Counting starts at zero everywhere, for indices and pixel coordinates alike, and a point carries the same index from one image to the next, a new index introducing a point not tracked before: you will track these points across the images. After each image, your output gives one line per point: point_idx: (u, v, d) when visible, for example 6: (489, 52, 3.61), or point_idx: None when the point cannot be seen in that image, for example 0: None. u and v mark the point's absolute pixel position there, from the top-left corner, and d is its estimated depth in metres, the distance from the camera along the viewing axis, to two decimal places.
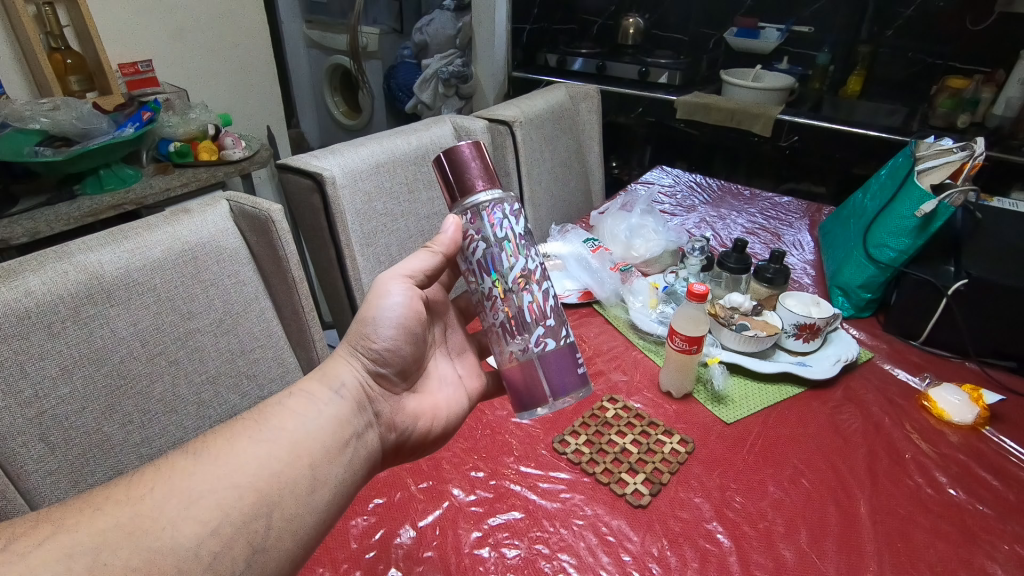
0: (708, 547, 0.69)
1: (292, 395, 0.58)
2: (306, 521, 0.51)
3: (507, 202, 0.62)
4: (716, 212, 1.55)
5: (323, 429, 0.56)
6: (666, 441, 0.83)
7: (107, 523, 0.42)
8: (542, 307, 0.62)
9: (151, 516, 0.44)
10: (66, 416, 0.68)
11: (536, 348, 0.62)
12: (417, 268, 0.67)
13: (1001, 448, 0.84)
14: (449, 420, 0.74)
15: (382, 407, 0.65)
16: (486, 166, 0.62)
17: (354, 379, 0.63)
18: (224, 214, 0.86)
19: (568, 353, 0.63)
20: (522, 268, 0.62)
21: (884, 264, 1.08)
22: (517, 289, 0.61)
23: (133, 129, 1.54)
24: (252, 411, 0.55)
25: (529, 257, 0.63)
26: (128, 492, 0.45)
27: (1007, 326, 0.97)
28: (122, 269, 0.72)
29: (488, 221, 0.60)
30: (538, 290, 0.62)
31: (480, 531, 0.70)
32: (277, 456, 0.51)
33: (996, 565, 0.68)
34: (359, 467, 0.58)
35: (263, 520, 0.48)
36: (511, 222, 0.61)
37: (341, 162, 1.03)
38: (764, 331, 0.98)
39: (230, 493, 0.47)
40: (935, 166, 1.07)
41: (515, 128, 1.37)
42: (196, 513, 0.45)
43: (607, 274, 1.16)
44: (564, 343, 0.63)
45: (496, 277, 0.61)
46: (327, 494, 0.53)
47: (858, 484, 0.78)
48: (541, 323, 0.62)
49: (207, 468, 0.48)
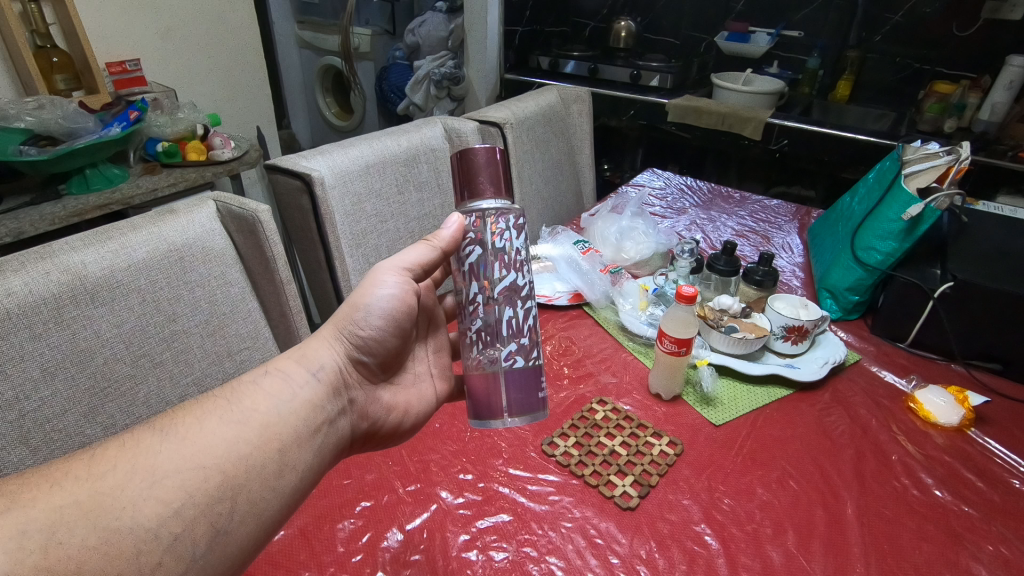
0: (696, 549, 0.69)
1: (268, 374, 0.57)
2: (270, 506, 0.50)
3: (513, 215, 0.62)
4: (706, 214, 1.56)
5: (295, 413, 0.56)
6: (654, 443, 0.83)
7: (64, 499, 0.41)
8: (520, 324, 0.62)
9: (114, 496, 0.43)
10: (48, 420, 0.67)
11: (505, 363, 0.61)
12: (415, 262, 0.67)
13: (986, 450, 0.85)
14: (420, 414, 0.74)
15: (357, 394, 0.65)
16: (501, 177, 0.63)
17: (333, 362, 0.62)
18: (211, 214, 0.85)
19: (534, 374, 0.63)
20: (511, 283, 0.62)
21: (872, 267, 1.09)
22: (500, 301, 0.61)
23: (120, 128, 1.52)
24: (223, 389, 0.54)
25: (522, 273, 0.62)
26: (89, 468, 0.44)
27: (992, 329, 0.98)
28: (106, 269, 0.71)
29: (491, 228, 0.61)
30: (522, 309, 0.62)
31: (468, 534, 0.70)
32: (247, 439, 0.51)
33: (981, 565, 0.69)
34: (327, 453, 0.58)
35: (227, 503, 0.47)
36: (512, 235, 0.61)
37: (330, 162, 1.02)
38: (752, 334, 0.98)
39: (196, 473, 0.47)
40: (922, 170, 1.09)
41: (505, 130, 1.38)
42: (159, 493, 0.44)
43: (597, 276, 1.16)
44: (531, 364, 0.63)
45: (484, 283, 0.61)
46: (294, 480, 0.53)
47: (845, 485, 0.78)
48: (516, 339, 0.62)
49: (174, 447, 0.47)
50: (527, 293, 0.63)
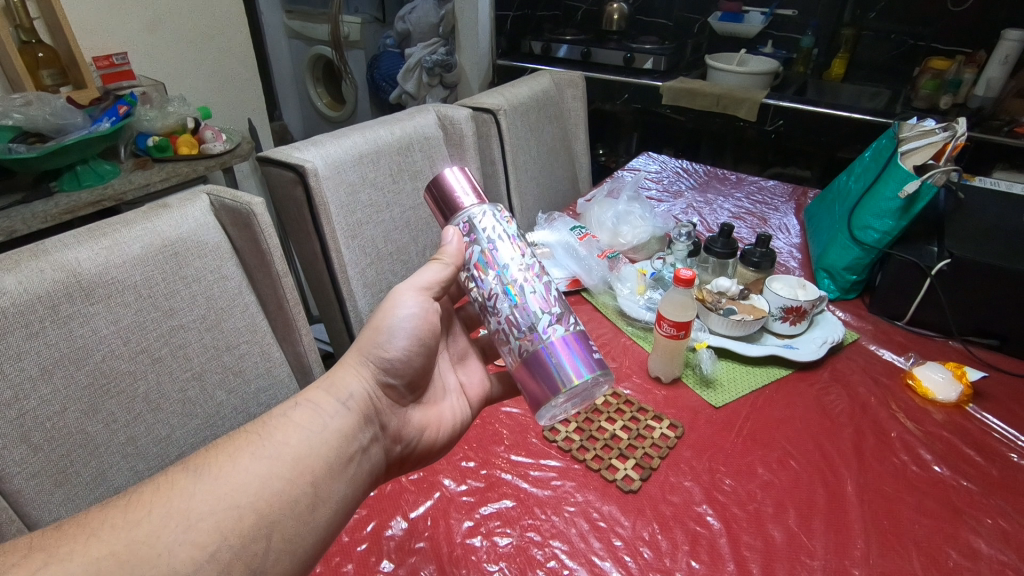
0: (699, 530, 0.70)
1: (298, 406, 0.59)
2: (306, 543, 0.51)
3: (494, 210, 0.65)
4: (702, 197, 1.55)
5: (326, 444, 0.57)
6: (655, 426, 0.84)
7: (101, 550, 0.43)
8: (545, 297, 0.62)
9: (149, 543, 0.44)
10: (47, 417, 0.67)
11: (544, 336, 0.60)
12: (431, 280, 0.67)
13: (984, 425, 0.86)
14: (455, 429, 0.74)
15: (389, 420, 0.65)
16: (468, 185, 0.66)
17: (361, 389, 0.63)
18: (205, 208, 0.84)
19: (578, 339, 0.61)
20: (520, 264, 0.63)
21: (869, 245, 1.08)
22: (519, 282, 0.62)
23: (109, 123, 1.50)
24: (256, 424, 0.56)
25: (525, 254, 0.64)
26: (125, 515, 0.45)
27: (992, 303, 0.97)
28: (100, 266, 0.71)
29: (481, 226, 0.64)
30: (539, 284, 0.63)
31: (472, 521, 0.70)
32: (280, 474, 0.52)
33: (981, 539, 0.69)
34: (361, 482, 0.59)
35: (263, 542, 0.49)
36: (502, 225, 0.65)
37: (322, 153, 1.02)
38: (751, 315, 0.98)
39: (230, 513, 0.48)
40: (919, 147, 1.08)
41: (499, 117, 1.36)
42: (194, 537, 0.46)
43: (594, 261, 1.15)
44: (572, 331, 0.62)
45: (495, 274, 0.62)
46: (327, 512, 0.54)
47: (845, 463, 0.79)
48: (546, 312, 0.61)
49: (208, 486, 0.49)
50: (536, 272, 0.64)
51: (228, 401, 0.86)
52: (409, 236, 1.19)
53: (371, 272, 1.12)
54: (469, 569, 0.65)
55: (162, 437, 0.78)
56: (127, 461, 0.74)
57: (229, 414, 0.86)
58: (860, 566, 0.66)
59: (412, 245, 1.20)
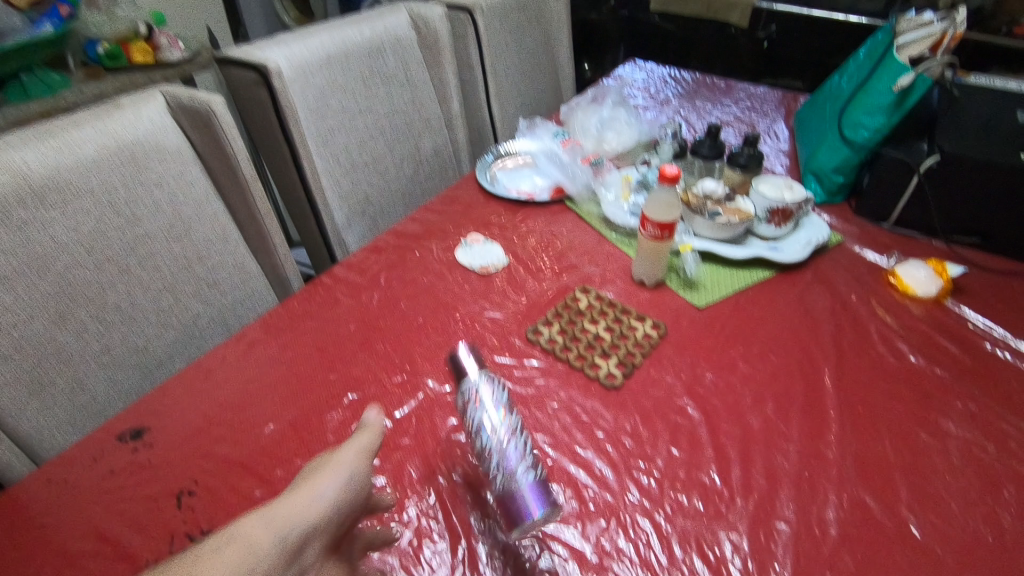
0: (679, 420, 0.71)
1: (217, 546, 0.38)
2: None
3: (496, 390, 0.66)
4: (690, 104, 1.50)
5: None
6: (638, 327, 0.84)
7: None
8: (523, 454, 0.61)
9: None
10: (13, 326, 0.65)
11: (516, 475, 0.59)
12: (365, 456, 0.49)
13: (961, 318, 0.86)
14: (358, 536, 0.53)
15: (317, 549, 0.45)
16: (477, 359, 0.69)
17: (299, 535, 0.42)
18: (161, 107, 0.79)
19: (546, 493, 0.60)
20: (507, 429, 0.63)
21: (859, 144, 1.06)
22: (502, 442, 0.62)
23: (52, 26, 1.38)
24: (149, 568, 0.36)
25: (515, 432, 0.64)
26: None
27: (978, 199, 0.96)
28: (50, 168, 0.67)
29: (483, 399, 0.65)
30: (520, 444, 0.62)
31: (457, 418, 0.71)
32: None
33: (950, 421, 0.72)
34: None
35: None
36: (501, 421, 0.64)
37: (286, 52, 0.95)
38: (736, 217, 0.96)
39: None
40: (914, 40, 1.02)
41: (476, 16, 1.27)
42: None
43: (578, 168, 1.11)
44: (541, 482, 0.60)
45: (485, 418, 0.64)
46: None
47: (824, 357, 0.80)
48: (523, 472, 0.60)
49: None
50: (523, 437, 0.64)
51: (206, 313, 0.84)
52: (385, 146, 1.14)
53: (346, 183, 1.08)
54: (454, 461, 0.66)
55: (139, 348, 0.77)
56: (103, 371, 0.74)
57: (207, 327, 0.85)
58: (833, 448, 0.68)
59: (388, 156, 1.15)
